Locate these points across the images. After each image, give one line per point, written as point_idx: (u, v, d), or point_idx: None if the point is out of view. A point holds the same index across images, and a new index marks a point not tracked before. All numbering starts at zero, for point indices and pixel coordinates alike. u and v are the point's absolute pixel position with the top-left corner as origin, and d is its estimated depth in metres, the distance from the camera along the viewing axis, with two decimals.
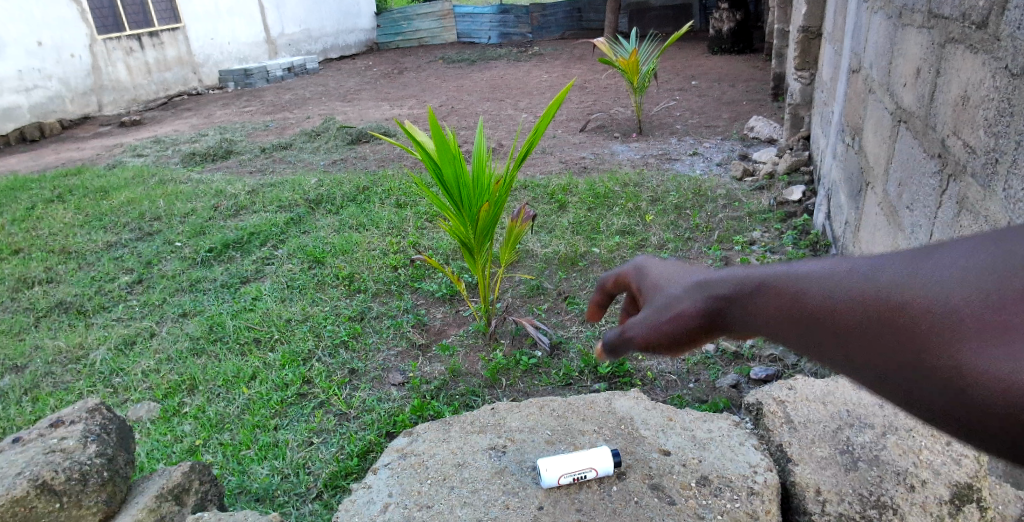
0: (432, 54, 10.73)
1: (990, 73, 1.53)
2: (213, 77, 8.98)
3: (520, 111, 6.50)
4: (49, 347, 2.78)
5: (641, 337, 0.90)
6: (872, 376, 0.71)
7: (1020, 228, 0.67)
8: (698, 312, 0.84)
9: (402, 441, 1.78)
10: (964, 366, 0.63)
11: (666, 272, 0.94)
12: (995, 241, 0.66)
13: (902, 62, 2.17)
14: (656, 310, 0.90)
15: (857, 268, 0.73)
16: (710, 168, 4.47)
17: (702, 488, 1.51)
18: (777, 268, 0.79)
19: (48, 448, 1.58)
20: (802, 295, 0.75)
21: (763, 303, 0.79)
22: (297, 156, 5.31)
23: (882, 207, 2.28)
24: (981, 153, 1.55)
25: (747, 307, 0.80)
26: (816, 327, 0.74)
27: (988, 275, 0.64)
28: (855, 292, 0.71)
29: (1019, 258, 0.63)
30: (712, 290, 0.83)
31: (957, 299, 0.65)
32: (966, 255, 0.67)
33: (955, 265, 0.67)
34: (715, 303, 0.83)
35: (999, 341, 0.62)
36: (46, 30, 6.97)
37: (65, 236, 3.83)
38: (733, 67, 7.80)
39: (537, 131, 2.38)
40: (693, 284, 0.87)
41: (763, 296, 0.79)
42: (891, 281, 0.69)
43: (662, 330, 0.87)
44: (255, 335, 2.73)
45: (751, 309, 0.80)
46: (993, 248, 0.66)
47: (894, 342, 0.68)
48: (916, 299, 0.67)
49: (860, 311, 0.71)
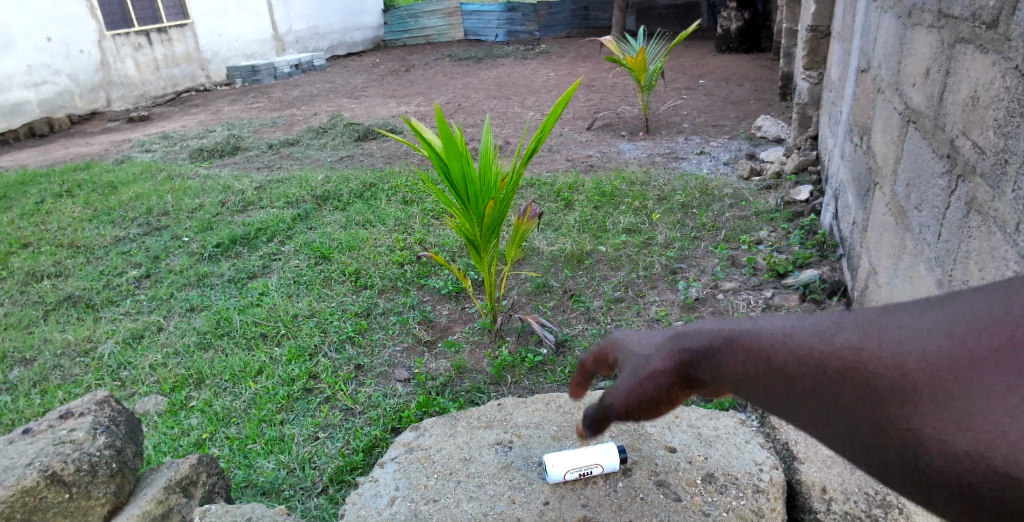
0: (439, 52, 10.74)
1: (1000, 73, 1.52)
2: (221, 73, 9.00)
3: (527, 109, 6.51)
4: (58, 339, 2.80)
5: (620, 401, 0.94)
6: (833, 433, 0.74)
7: (965, 294, 0.73)
8: (669, 370, 0.88)
9: (408, 436, 1.79)
10: (919, 419, 0.67)
11: (635, 340, 0.99)
12: (945, 305, 0.73)
13: (911, 61, 2.16)
14: (631, 373, 0.94)
15: (820, 327, 0.78)
16: (717, 167, 4.47)
17: (708, 485, 1.51)
18: (743, 325, 0.84)
19: (57, 440, 1.60)
20: (769, 351, 0.80)
21: (732, 360, 0.83)
22: (304, 152, 5.33)
23: (889, 207, 2.27)
24: (990, 153, 1.55)
25: (716, 362, 0.84)
26: (781, 382, 0.78)
27: (939, 335, 0.70)
28: (819, 349, 0.76)
29: (968, 318, 0.69)
30: (680, 345, 0.88)
31: (912, 355, 0.70)
32: (919, 318, 0.72)
33: (909, 326, 0.72)
34: (684, 359, 0.87)
35: (951, 396, 0.66)
36: (54, 26, 7.02)
37: (74, 230, 3.85)
38: (740, 66, 7.79)
39: (544, 129, 2.37)
40: (661, 343, 0.92)
41: (730, 351, 0.83)
42: (852, 340, 0.74)
43: (638, 392, 0.91)
44: (262, 330, 2.74)
45: (720, 366, 0.84)
46: (943, 310, 0.72)
47: (855, 397, 0.72)
48: (876, 356, 0.72)
49: (822, 367, 0.75)
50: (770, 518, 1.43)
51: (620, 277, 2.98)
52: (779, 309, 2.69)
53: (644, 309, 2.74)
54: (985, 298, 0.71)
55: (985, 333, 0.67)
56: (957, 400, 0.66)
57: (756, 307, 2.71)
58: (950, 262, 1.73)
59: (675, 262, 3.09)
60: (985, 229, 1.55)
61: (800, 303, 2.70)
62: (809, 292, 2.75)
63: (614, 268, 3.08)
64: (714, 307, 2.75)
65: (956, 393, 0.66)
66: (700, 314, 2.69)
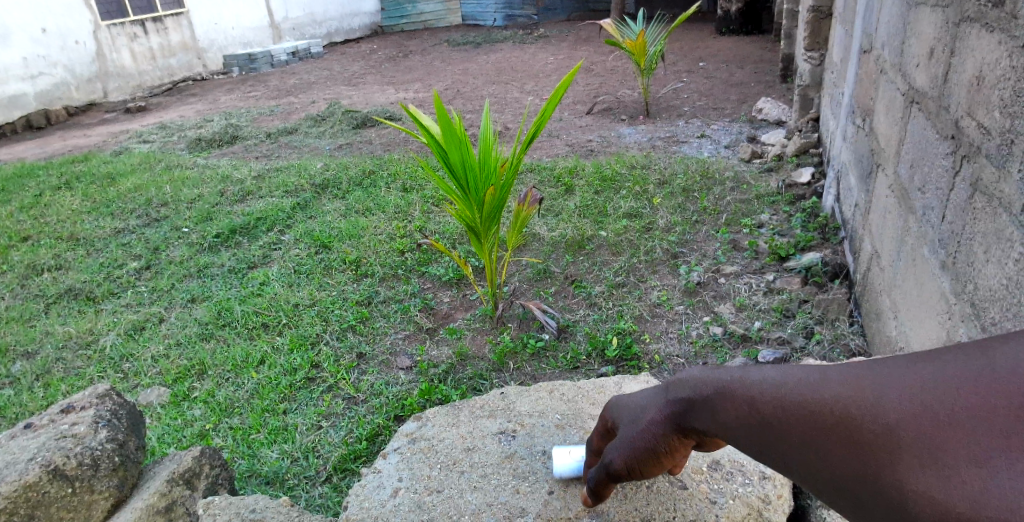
0: (437, 37, 10.67)
1: (1006, 52, 1.50)
2: (218, 62, 8.94)
3: (526, 94, 6.47)
4: (59, 332, 2.80)
5: (627, 450, 1.05)
6: (825, 478, 0.79)
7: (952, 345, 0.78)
8: (664, 417, 0.98)
9: (411, 426, 1.79)
10: (912, 463, 0.72)
11: (635, 395, 1.11)
12: (932, 355, 0.77)
13: (915, 41, 2.14)
14: (634, 424, 1.06)
15: (808, 375, 0.84)
16: (718, 150, 4.44)
17: (714, 472, 1.50)
18: (729, 372, 0.91)
19: (60, 434, 1.59)
20: (759, 397, 0.86)
21: (721, 406, 0.90)
22: (302, 141, 5.31)
23: (893, 189, 2.25)
24: (996, 133, 1.53)
25: (703, 410, 0.92)
26: (774, 427, 0.84)
27: (920, 386, 0.75)
28: (807, 395, 0.82)
29: (958, 364, 0.74)
30: (669, 395, 0.98)
31: (896, 406, 0.75)
32: (912, 367, 0.77)
33: (895, 377, 0.77)
34: (674, 408, 0.97)
35: (933, 446, 0.71)
36: (51, 17, 6.98)
37: (73, 222, 3.84)
38: (742, 48, 7.73)
39: (544, 113, 2.33)
40: (657, 395, 1.03)
41: (718, 398, 0.91)
42: (844, 385, 0.80)
43: (640, 440, 1.03)
44: (263, 320, 2.73)
45: (707, 415, 0.92)
46: (933, 359, 0.77)
47: (843, 446, 0.77)
48: (860, 409, 0.77)
49: (812, 413, 0.81)
50: (777, 504, 1.43)
51: (621, 262, 2.97)
52: (781, 292, 2.68)
53: (645, 294, 2.73)
54: (966, 353, 0.75)
55: (964, 385, 0.72)
56: (939, 451, 0.71)
57: (758, 291, 2.70)
58: (954, 244, 1.72)
59: (676, 247, 3.07)
60: (991, 210, 1.54)
61: (801, 286, 2.70)
62: (810, 276, 2.73)
63: (615, 253, 3.06)
64: (716, 291, 2.74)
65: (939, 442, 0.71)
66: (701, 298, 2.69)
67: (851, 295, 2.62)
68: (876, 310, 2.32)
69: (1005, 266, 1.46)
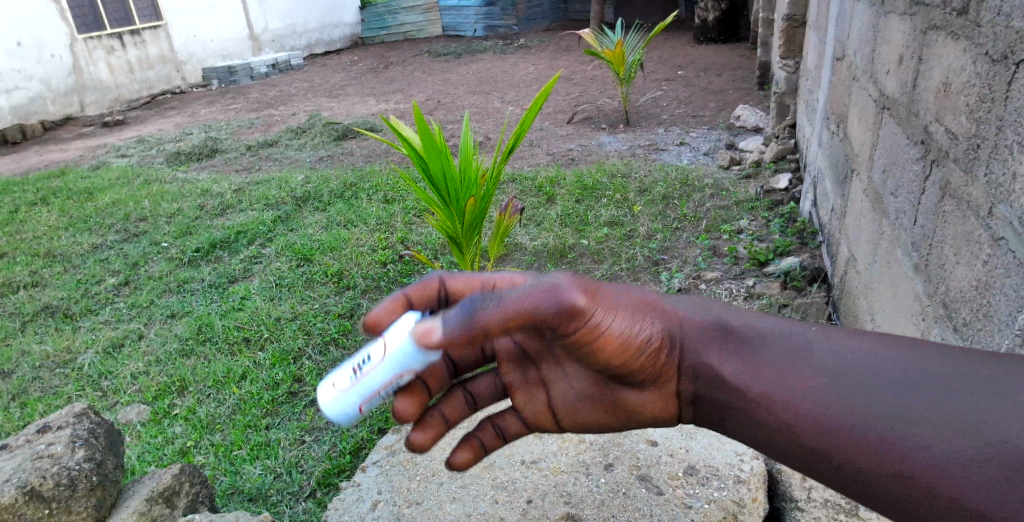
0: (418, 48, 10.71)
1: (970, 59, 1.54)
2: (197, 74, 8.88)
3: (507, 104, 6.51)
4: (36, 351, 2.76)
5: (615, 310, 1.04)
6: (840, 478, 0.93)
7: (948, 355, 0.94)
8: (676, 325, 1.07)
9: (390, 439, 1.78)
10: (925, 472, 0.86)
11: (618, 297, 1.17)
12: (940, 367, 0.92)
13: (885, 49, 2.18)
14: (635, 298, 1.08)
15: (824, 381, 0.96)
16: (697, 158, 4.48)
17: (689, 478, 1.51)
18: (755, 344, 1.04)
19: (36, 455, 1.58)
20: (771, 394, 0.99)
21: (744, 389, 1.01)
22: (284, 153, 5.29)
23: (867, 194, 2.29)
24: (963, 139, 1.56)
25: (731, 369, 1.03)
26: (793, 430, 0.96)
27: (927, 402, 0.89)
28: (824, 403, 0.95)
29: (960, 381, 0.90)
30: (701, 319, 1.08)
31: (904, 419, 0.89)
32: (922, 381, 0.91)
33: (906, 389, 0.91)
34: (708, 332, 1.07)
35: (947, 446, 0.85)
36: (26, 30, 6.93)
37: (49, 238, 3.79)
38: (719, 57, 7.84)
39: (523, 123, 2.34)
40: (675, 304, 1.10)
41: (743, 367, 1.02)
42: (861, 396, 0.93)
43: (643, 319, 1.05)
44: (245, 335, 2.72)
45: (715, 353, 1.05)
46: (939, 373, 0.91)
47: (859, 455, 0.91)
48: (874, 420, 0.91)
49: (829, 423, 0.93)
50: (753, 507, 1.43)
51: (603, 270, 2.99)
52: (761, 297, 2.71)
53: None
54: (959, 365, 0.92)
55: (956, 393, 0.89)
56: (944, 467, 0.85)
57: (738, 296, 2.73)
58: (926, 247, 1.75)
59: (657, 254, 3.10)
60: (959, 214, 1.57)
61: (781, 291, 2.73)
62: (789, 280, 2.76)
63: (597, 261, 3.08)
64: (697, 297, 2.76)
65: (936, 443, 0.86)
66: None
67: (829, 298, 2.66)
68: (854, 313, 2.35)
69: (974, 267, 1.49)
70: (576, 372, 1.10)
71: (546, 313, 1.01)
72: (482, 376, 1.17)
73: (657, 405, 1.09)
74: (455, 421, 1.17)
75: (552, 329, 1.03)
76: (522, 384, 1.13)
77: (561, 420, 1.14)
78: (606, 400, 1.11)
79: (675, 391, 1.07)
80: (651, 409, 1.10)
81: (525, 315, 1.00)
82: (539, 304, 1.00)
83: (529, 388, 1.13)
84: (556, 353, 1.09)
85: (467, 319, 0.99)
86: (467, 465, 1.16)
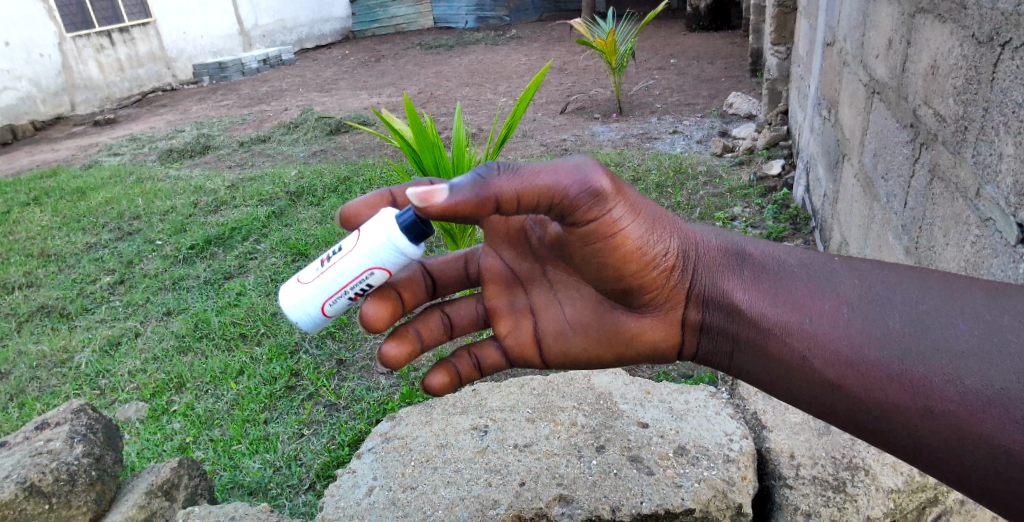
0: (409, 41, 10.68)
1: (957, 41, 1.55)
2: (188, 71, 8.83)
3: (499, 95, 6.50)
4: (33, 351, 2.76)
5: (640, 215, 1.01)
6: (846, 418, 0.91)
7: (955, 285, 0.89)
8: (692, 243, 1.05)
9: (385, 426, 1.79)
10: (928, 410, 0.83)
11: None
12: (947, 299, 0.87)
13: (874, 33, 2.18)
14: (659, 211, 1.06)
15: (826, 316, 0.93)
16: (690, 146, 4.49)
17: (680, 458, 1.53)
18: (764, 268, 1.01)
19: (34, 451, 1.58)
20: (774, 329, 0.97)
21: (748, 316, 0.99)
22: (277, 148, 5.28)
23: (858, 178, 2.30)
24: (950, 121, 1.57)
25: (738, 292, 1.01)
26: (796, 368, 0.94)
27: (929, 337, 0.85)
28: (824, 342, 0.91)
29: (965, 313, 0.85)
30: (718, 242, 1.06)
31: (906, 358, 0.85)
32: (928, 313, 0.87)
33: (911, 324, 0.87)
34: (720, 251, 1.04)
35: (950, 384, 0.82)
36: (13, 30, 6.89)
37: (42, 239, 3.79)
38: (711, 45, 7.84)
39: (514, 114, 2.33)
40: (693, 226, 1.08)
41: (750, 289, 1.00)
42: (862, 332, 0.89)
43: (666, 230, 1.03)
44: (241, 330, 2.73)
45: (723, 275, 1.02)
46: (945, 305, 0.87)
47: (864, 394, 0.88)
48: (876, 358, 0.87)
49: (830, 362, 0.91)
50: (742, 485, 1.46)
51: None
52: None
53: None
54: (965, 296, 0.87)
55: (963, 326, 0.84)
56: (949, 404, 0.81)
57: None
58: (916, 230, 1.76)
59: None
60: (947, 195, 1.58)
61: None
62: None
63: None
64: None
65: (939, 380, 0.82)
66: None
67: None
68: None
69: (962, 248, 1.51)
70: (566, 298, 1.14)
71: (573, 197, 0.96)
72: (463, 301, 1.22)
73: (660, 332, 1.09)
74: (427, 343, 1.19)
75: (571, 219, 0.99)
76: (509, 311, 1.18)
77: (547, 352, 1.17)
78: (602, 328, 1.12)
79: (681, 318, 1.07)
80: (653, 336, 1.09)
81: (546, 195, 0.95)
82: (564, 180, 0.95)
83: (515, 317, 1.18)
84: (548, 277, 1.15)
85: (479, 182, 0.93)
86: (441, 390, 1.19)
